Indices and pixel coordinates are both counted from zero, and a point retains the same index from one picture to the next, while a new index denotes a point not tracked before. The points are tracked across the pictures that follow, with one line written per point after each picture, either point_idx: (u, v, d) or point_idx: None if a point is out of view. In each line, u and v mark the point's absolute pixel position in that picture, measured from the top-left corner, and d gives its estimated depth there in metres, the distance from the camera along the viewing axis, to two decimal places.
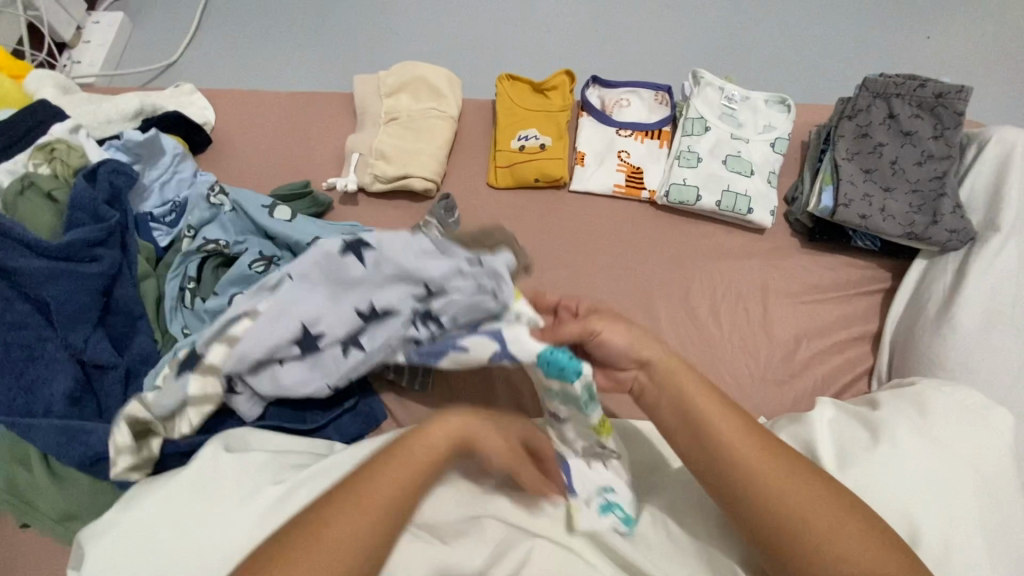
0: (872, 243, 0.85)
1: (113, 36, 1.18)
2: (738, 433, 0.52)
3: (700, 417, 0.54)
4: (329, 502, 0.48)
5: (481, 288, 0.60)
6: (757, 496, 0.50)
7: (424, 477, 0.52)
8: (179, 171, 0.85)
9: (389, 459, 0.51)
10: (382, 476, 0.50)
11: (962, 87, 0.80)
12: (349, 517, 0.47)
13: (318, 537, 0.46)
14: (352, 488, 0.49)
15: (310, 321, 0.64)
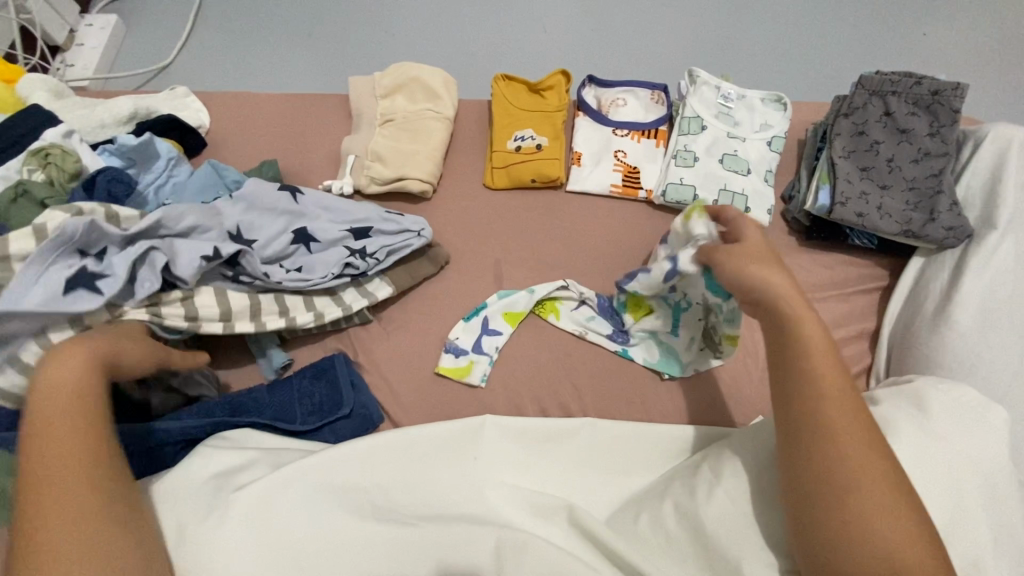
0: (869, 241, 0.85)
1: (107, 39, 1.18)
2: (837, 400, 0.52)
3: (814, 373, 0.53)
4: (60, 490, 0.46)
5: (408, 231, 0.81)
6: (829, 457, 0.49)
7: (89, 423, 0.50)
8: (174, 175, 0.84)
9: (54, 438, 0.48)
10: (50, 431, 0.48)
11: (958, 85, 0.80)
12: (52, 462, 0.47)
13: (46, 514, 0.45)
14: (31, 445, 0.48)
15: (250, 230, 0.76)
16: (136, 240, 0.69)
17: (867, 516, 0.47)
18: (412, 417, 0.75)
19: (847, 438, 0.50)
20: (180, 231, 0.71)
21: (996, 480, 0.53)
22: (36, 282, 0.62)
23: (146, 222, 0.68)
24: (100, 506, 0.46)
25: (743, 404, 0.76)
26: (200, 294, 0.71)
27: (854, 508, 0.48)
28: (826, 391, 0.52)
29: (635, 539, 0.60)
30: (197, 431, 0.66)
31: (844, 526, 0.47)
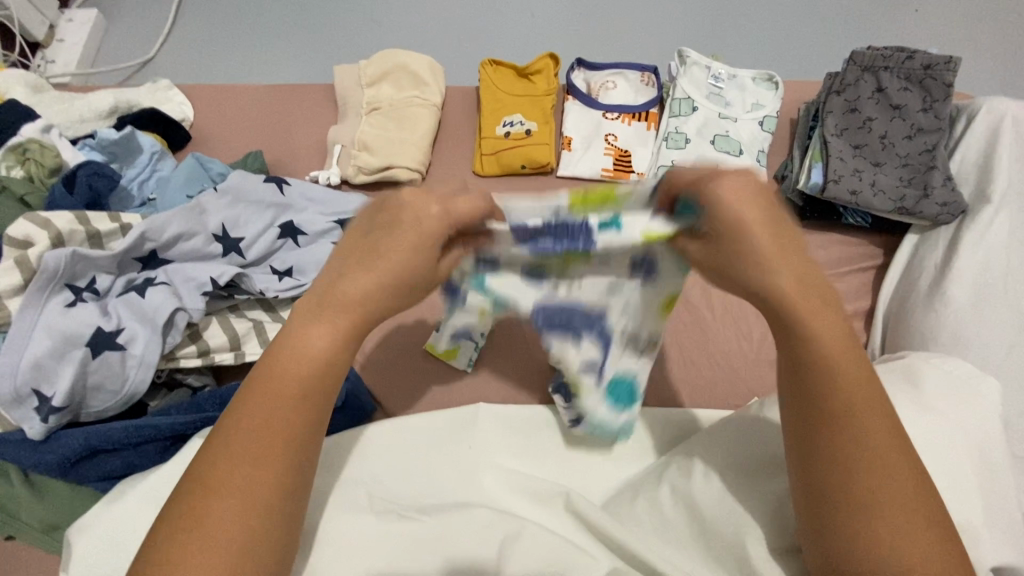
0: (863, 220, 0.84)
1: (87, 34, 1.15)
2: (855, 386, 0.44)
3: (824, 362, 0.45)
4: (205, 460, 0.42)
5: None
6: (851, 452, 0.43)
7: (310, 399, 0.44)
8: (158, 169, 0.83)
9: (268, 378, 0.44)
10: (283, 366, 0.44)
11: (950, 58, 0.79)
12: (253, 435, 0.42)
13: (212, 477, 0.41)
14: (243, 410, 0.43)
15: (235, 227, 0.74)
16: (125, 260, 0.69)
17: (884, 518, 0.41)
18: (406, 409, 0.75)
19: (866, 422, 0.44)
20: (164, 242, 0.70)
21: (989, 451, 0.53)
22: (35, 324, 0.62)
23: (129, 241, 0.67)
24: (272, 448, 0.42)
25: (738, 387, 0.75)
26: (206, 326, 0.71)
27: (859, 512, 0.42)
28: (839, 374, 0.44)
29: (631, 520, 0.60)
30: (185, 428, 0.64)
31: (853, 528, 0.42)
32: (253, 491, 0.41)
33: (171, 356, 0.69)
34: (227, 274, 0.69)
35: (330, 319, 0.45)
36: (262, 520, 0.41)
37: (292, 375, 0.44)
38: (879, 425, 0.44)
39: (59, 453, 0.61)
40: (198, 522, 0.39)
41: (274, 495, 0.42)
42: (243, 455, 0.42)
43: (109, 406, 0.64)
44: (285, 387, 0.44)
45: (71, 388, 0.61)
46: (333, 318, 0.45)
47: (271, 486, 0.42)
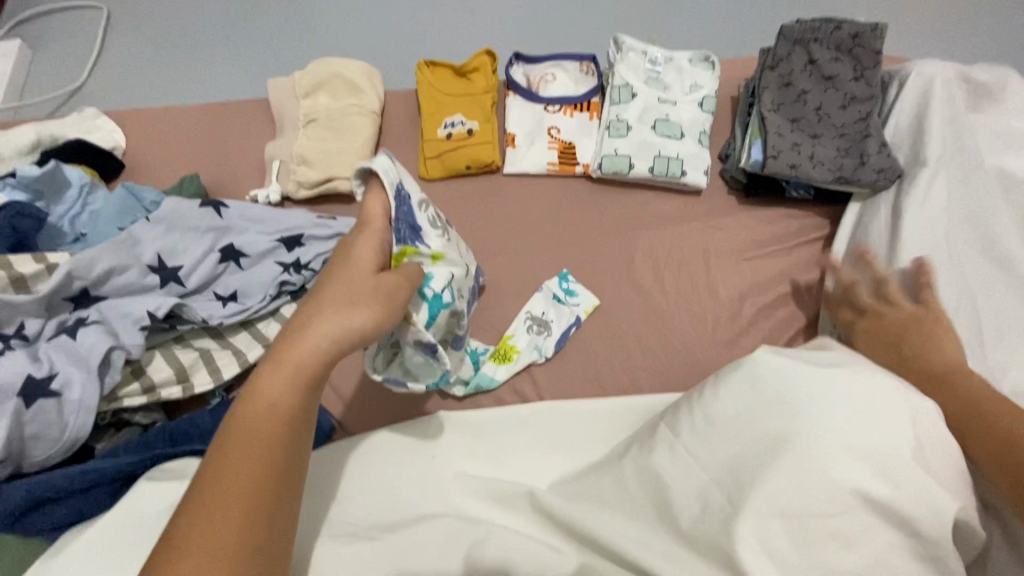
0: (806, 192, 0.85)
1: (10, 65, 1.11)
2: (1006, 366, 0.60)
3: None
4: (199, 502, 0.42)
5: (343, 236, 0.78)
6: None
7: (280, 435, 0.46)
8: (89, 202, 0.80)
9: (243, 416, 0.46)
10: (248, 413, 0.46)
11: (876, 25, 0.80)
12: (244, 456, 0.44)
13: (209, 508, 0.42)
14: (221, 453, 0.45)
15: (172, 256, 0.72)
16: (54, 301, 0.67)
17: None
18: (368, 424, 0.74)
19: None
20: (94, 279, 0.68)
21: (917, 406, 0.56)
22: None
23: (54, 281, 0.65)
24: (252, 490, 0.43)
25: (696, 369, 0.76)
26: (150, 361, 0.69)
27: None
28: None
29: (594, 506, 0.60)
30: (134, 468, 0.63)
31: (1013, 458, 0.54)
32: (244, 515, 0.42)
33: (113, 397, 0.66)
34: (165, 305, 0.68)
35: (317, 326, 0.50)
36: (243, 540, 0.42)
37: (277, 387, 0.47)
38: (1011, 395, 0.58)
39: (3, 508, 0.60)
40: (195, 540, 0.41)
41: (258, 514, 0.43)
42: (233, 478, 0.43)
43: (51, 454, 0.62)
44: (272, 402, 0.47)
45: (7, 441, 0.59)
46: (321, 324, 0.50)
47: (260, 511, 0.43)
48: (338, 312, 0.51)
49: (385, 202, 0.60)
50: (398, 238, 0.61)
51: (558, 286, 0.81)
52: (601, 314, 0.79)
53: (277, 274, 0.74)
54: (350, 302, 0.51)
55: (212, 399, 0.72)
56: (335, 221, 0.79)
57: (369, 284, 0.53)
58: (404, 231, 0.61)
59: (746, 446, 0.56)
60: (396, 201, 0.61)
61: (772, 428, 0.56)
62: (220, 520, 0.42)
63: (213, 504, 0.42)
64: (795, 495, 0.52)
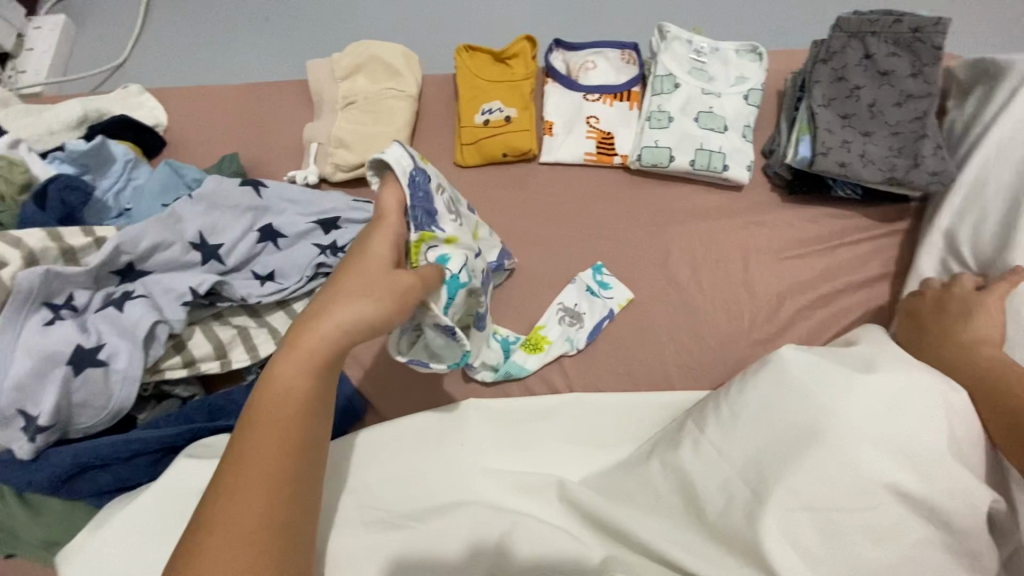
0: (853, 191, 0.82)
1: (56, 40, 1.13)
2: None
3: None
4: (226, 485, 0.44)
5: None
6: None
7: (300, 419, 0.47)
8: (132, 178, 0.81)
9: (262, 403, 0.47)
10: (267, 399, 0.47)
11: (938, 19, 0.77)
12: (265, 441, 0.45)
13: (235, 491, 0.43)
14: (246, 438, 0.46)
15: (214, 233, 0.73)
16: (102, 274, 0.68)
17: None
18: (397, 407, 0.74)
19: None
20: (140, 253, 0.69)
21: (959, 418, 0.55)
22: (14, 344, 0.62)
23: (102, 254, 0.66)
24: (276, 474, 0.44)
25: (730, 366, 0.75)
26: (191, 336, 0.70)
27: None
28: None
29: (621, 497, 0.60)
30: (177, 440, 0.64)
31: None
32: (273, 498, 0.44)
33: (155, 369, 0.68)
34: (206, 282, 0.69)
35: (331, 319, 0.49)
36: (269, 522, 0.43)
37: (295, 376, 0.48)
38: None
39: (50, 472, 0.62)
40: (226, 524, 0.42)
41: (282, 496, 0.44)
42: (256, 462, 0.44)
43: (97, 422, 0.64)
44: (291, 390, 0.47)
45: (56, 408, 0.61)
46: (335, 316, 0.49)
47: (286, 494, 0.44)
48: (352, 304, 0.50)
49: (400, 193, 0.60)
50: (414, 224, 0.60)
51: (591, 278, 0.80)
52: (635, 308, 0.78)
53: (315, 255, 0.75)
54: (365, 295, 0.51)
55: (248, 375, 0.73)
56: (373, 204, 0.79)
57: (383, 278, 0.53)
58: (420, 216, 0.60)
59: (772, 443, 0.56)
60: (409, 188, 0.60)
61: (803, 422, 0.55)
62: (246, 502, 0.43)
63: (238, 487, 0.43)
64: (826, 492, 0.52)
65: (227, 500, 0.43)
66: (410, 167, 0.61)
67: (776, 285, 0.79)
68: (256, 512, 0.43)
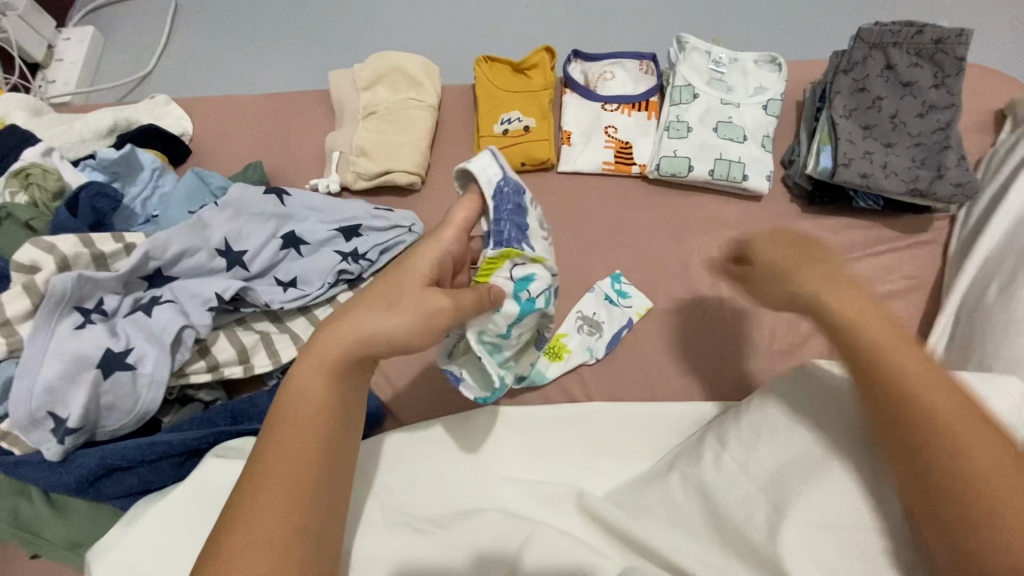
0: (874, 203, 0.82)
1: (85, 51, 1.16)
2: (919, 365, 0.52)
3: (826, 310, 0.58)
4: (256, 483, 0.44)
5: (400, 228, 0.79)
6: (913, 421, 0.49)
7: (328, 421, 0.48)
8: (159, 185, 0.83)
9: (291, 404, 0.48)
10: (296, 402, 0.48)
11: (961, 31, 0.77)
12: (295, 440, 0.46)
13: (265, 487, 0.44)
14: (275, 437, 0.46)
15: (239, 240, 0.74)
16: (131, 279, 0.70)
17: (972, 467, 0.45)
18: (416, 415, 0.74)
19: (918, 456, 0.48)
20: (168, 259, 0.71)
21: None
22: (46, 347, 0.63)
23: (133, 260, 0.68)
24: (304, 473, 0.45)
25: (750, 378, 0.74)
26: (215, 341, 0.72)
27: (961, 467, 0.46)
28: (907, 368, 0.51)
29: (640, 511, 0.60)
30: (199, 444, 0.65)
31: (960, 487, 0.45)
32: (293, 501, 0.44)
33: (180, 373, 0.69)
34: (231, 288, 0.70)
35: (361, 326, 0.50)
36: (299, 519, 0.43)
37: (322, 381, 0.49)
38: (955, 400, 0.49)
39: (78, 473, 0.63)
40: (243, 522, 0.42)
41: (310, 496, 0.44)
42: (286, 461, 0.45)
43: (123, 424, 0.65)
44: (316, 395, 0.48)
45: (84, 409, 0.62)
46: (364, 324, 0.50)
47: (306, 498, 0.44)
48: (379, 317, 0.50)
49: (472, 209, 0.58)
50: (504, 240, 0.57)
51: (610, 287, 0.80)
52: (654, 317, 0.78)
53: (336, 262, 0.76)
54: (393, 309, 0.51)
55: (269, 380, 0.73)
56: (393, 212, 0.80)
57: (419, 293, 0.52)
58: (511, 232, 0.57)
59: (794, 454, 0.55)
60: (497, 200, 0.57)
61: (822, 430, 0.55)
62: (277, 498, 0.43)
63: (268, 484, 0.44)
64: (850, 506, 0.51)
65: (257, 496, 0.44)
66: (499, 179, 0.58)
67: None
68: (285, 509, 0.43)
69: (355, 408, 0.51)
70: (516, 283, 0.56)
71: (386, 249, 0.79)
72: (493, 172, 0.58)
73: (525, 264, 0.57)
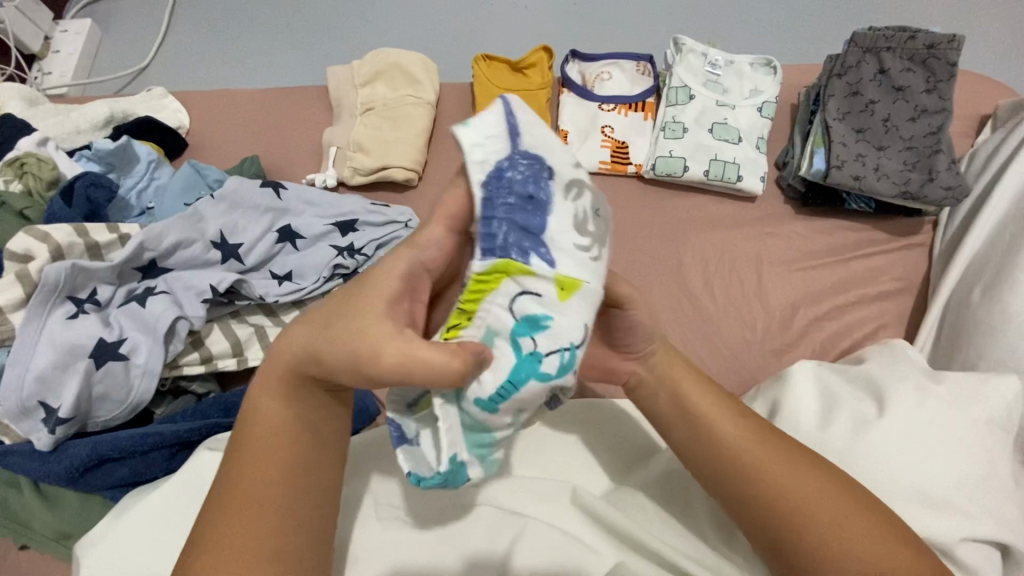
0: (867, 205, 0.82)
1: (82, 43, 1.15)
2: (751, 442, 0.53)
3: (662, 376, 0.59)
4: (212, 521, 0.45)
5: (396, 224, 0.80)
6: (756, 494, 0.51)
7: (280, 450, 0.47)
8: (155, 178, 0.83)
9: (241, 439, 0.48)
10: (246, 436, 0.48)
11: (953, 37, 0.78)
12: (246, 475, 0.46)
13: (223, 523, 0.45)
14: (228, 474, 0.47)
15: (234, 233, 0.74)
16: (124, 270, 0.70)
17: (814, 528, 0.49)
18: None
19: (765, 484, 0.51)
20: (162, 251, 0.70)
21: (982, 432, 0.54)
22: (38, 337, 0.63)
23: (127, 250, 0.68)
24: (254, 507, 0.45)
25: (742, 377, 0.74)
26: (210, 334, 0.71)
27: (804, 532, 0.49)
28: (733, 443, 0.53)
29: (633, 508, 0.59)
30: (191, 435, 0.65)
31: (818, 553, 0.48)
32: (258, 531, 0.45)
33: (173, 364, 0.69)
34: (226, 280, 0.70)
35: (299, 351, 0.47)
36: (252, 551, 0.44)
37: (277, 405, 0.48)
38: (788, 468, 0.51)
39: (67, 463, 0.62)
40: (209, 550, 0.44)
41: (261, 526, 0.45)
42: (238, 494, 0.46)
43: (115, 416, 0.65)
44: (273, 421, 0.48)
45: (75, 400, 0.62)
46: (298, 348, 0.47)
47: (273, 527, 0.45)
48: (312, 340, 0.46)
49: (459, 192, 0.47)
50: (497, 246, 0.44)
51: None
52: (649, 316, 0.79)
53: (332, 257, 0.76)
54: (336, 344, 0.44)
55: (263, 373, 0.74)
56: (390, 208, 0.80)
57: (362, 325, 0.43)
58: (509, 236, 0.44)
59: None
60: (491, 190, 0.44)
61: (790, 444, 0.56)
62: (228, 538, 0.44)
63: (224, 520, 0.45)
64: None
65: (215, 533, 0.45)
66: (501, 161, 0.45)
67: (789, 296, 0.79)
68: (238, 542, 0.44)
69: (317, 430, 0.49)
70: (520, 323, 0.44)
71: (382, 245, 0.79)
72: (493, 150, 0.45)
73: (540, 297, 0.44)
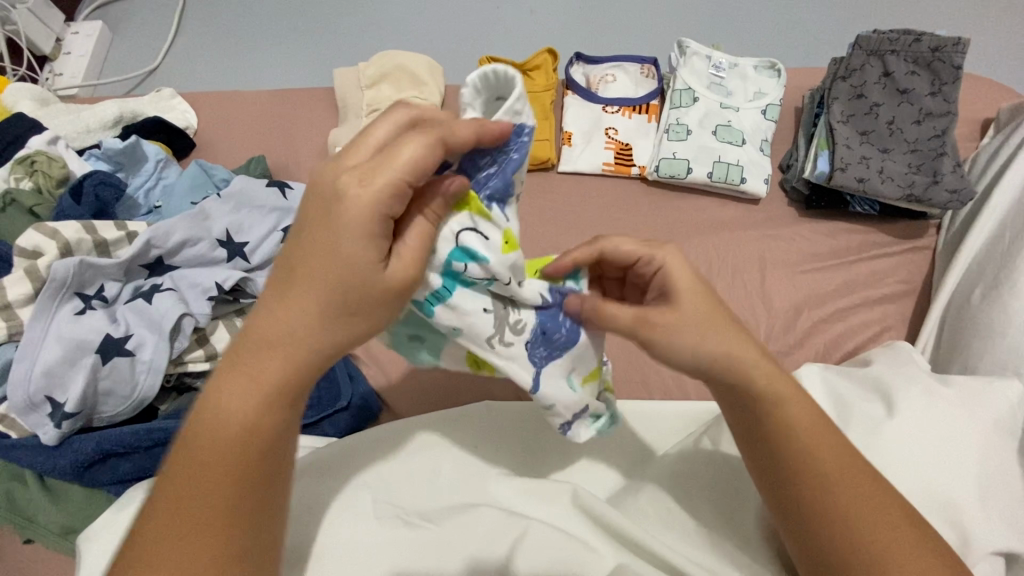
0: (871, 207, 0.82)
1: (93, 45, 1.17)
2: (817, 423, 0.48)
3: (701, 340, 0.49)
4: (161, 527, 0.40)
5: None
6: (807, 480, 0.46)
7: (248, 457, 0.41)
8: (163, 177, 0.84)
9: (203, 436, 0.41)
10: (207, 435, 0.41)
11: (959, 39, 0.78)
12: (205, 483, 0.40)
13: (171, 536, 0.39)
14: (183, 479, 0.41)
15: (240, 232, 0.75)
16: (131, 268, 0.70)
17: (859, 515, 0.45)
18: (410, 406, 0.73)
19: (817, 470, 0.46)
20: (169, 248, 0.71)
21: (992, 436, 0.53)
22: (47, 333, 0.64)
23: (135, 247, 0.68)
24: (214, 521, 0.40)
25: None
26: (215, 332, 0.72)
27: (833, 505, 0.45)
28: (797, 419, 0.48)
29: (635, 510, 0.59)
30: None
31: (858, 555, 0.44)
32: (201, 547, 0.40)
33: (179, 361, 0.69)
34: (231, 278, 0.70)
35: (285, 317, 0.42)
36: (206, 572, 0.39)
37: (242, 388, 0.42)
38: (858, 468, 0.46)
39: (73, 457, 0.63)
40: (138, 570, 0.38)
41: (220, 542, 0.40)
42: (196, 502, 0.40)
43: (122, 411, 0.66)
44: (240, 402, 0.42)
45: (82, 394, 0.62)
46: (284, 319, 0.42)
47: (217, 547, 0.40)
48: (297, 317, 0.42)
49: (401, 121, 0.45)
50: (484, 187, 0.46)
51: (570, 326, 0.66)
52: None
53: None
54: (327, 300, 0.42)
55: None
56: None
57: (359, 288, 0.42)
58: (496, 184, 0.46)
59: None
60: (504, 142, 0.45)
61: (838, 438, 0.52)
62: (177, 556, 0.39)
63: (177, 532, 0.40)
64: None
65: (163, 545, 0.39)
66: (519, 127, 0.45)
67: (793, 298, 0.79)
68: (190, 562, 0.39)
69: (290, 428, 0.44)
70: (457, 251, 0.46)
71: None
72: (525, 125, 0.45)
73: (484, 236, 0.46)
